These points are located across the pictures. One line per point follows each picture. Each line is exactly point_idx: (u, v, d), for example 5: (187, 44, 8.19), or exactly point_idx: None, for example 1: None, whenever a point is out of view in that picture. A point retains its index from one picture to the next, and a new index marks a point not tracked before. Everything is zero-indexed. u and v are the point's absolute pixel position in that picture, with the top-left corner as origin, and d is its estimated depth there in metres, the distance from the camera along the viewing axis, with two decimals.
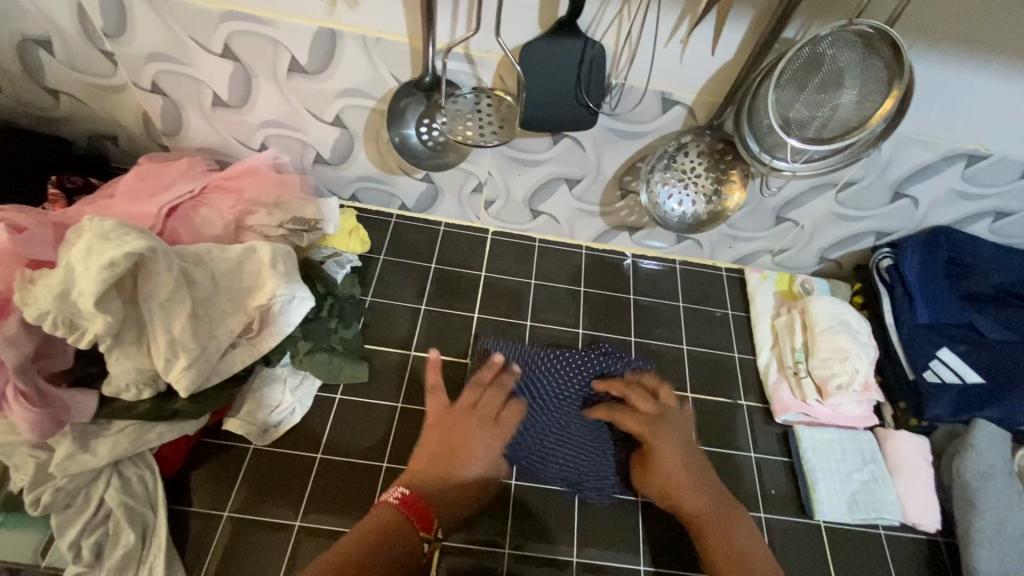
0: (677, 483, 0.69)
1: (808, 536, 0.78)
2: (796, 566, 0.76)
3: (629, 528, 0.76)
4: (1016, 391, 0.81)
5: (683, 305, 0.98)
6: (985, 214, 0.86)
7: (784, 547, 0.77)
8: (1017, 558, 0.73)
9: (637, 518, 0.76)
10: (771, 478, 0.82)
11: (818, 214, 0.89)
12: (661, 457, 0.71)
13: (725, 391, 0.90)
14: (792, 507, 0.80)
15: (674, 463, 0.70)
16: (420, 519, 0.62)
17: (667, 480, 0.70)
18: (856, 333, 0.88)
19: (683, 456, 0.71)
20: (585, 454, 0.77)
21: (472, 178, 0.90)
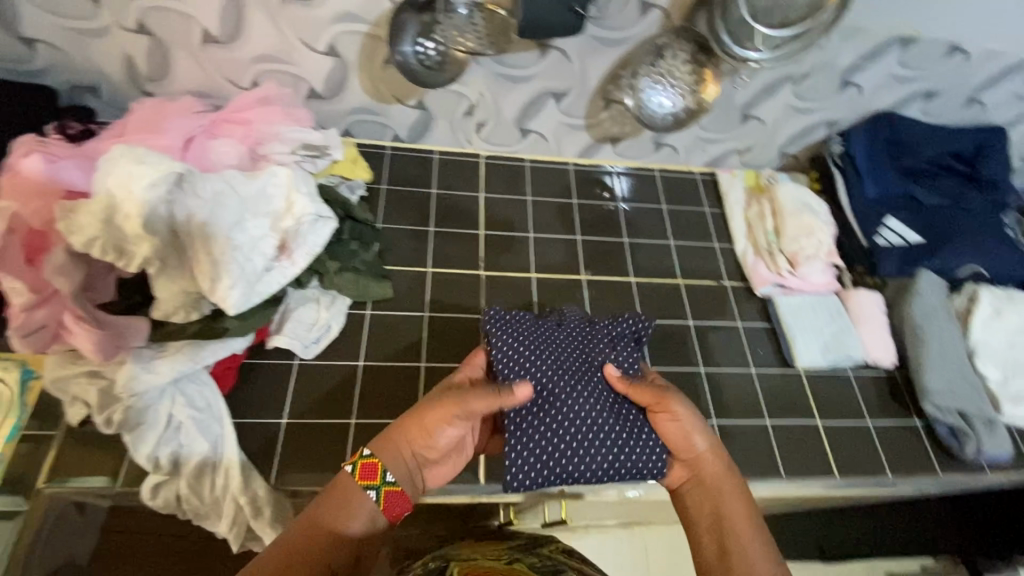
0: (694, 450, 0.70)
1: (791, 382, 0.91)
2: (784, 406, 0.88)
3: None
4: (949, 244, 0.95)
5: (666, 208, 1.07)
6: (917, 97, 0.99)
7: (772, 393, 0.89)
8: (956, 376, 0.88)
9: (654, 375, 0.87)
10: (757, 341, 0.94)
11: (778, 109, 1.00)
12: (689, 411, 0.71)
13: (710, 276, 1.00)
14: (776, 361, 0.93)
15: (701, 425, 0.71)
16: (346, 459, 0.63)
17: (681, 440, 0.70)
18: (817, 211, 1.00)
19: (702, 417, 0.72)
20: (611, 449, 0.69)
21: (464, 101, 0.95)
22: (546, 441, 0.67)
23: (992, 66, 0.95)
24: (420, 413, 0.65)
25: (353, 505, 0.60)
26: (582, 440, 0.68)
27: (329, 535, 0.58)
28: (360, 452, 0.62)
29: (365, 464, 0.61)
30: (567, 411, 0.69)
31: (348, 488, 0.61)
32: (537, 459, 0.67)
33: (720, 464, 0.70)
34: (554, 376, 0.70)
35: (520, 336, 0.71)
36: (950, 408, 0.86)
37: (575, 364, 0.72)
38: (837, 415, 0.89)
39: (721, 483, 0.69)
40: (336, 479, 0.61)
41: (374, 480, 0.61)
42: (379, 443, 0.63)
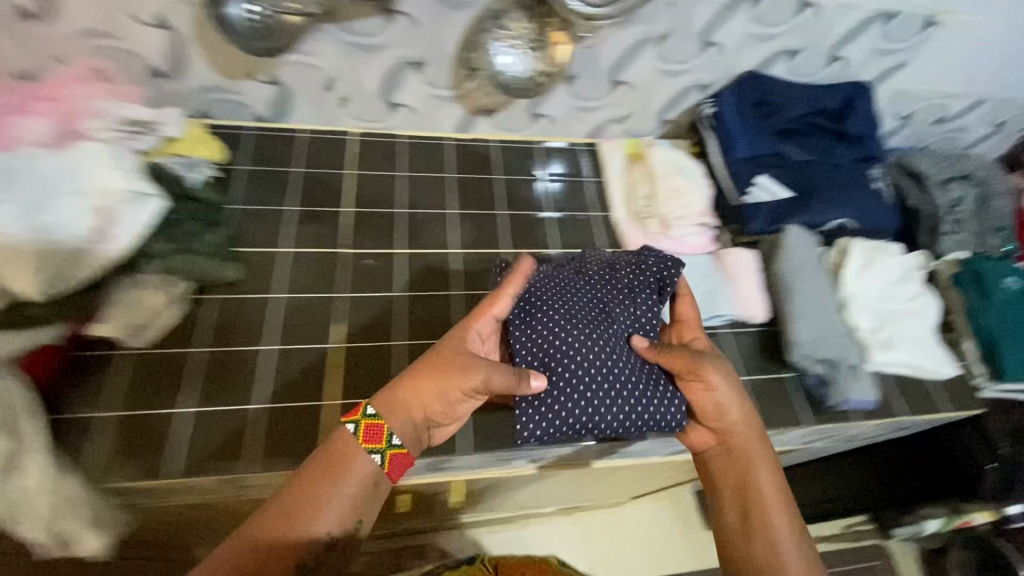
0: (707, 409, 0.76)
1: None
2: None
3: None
4: (815, 198, 0.96)
5: (547, 178, 1.05)
6: (781, 54, 0.99)
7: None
8: (824, 327, 0.88)
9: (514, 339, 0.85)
10: None
11: (646, 73, 0.99)
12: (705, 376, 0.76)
13: (588, 243, 0.99)
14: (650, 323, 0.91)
15: (712, 392, 0.77)
16: (346, 417, 0.66)
17: (705, 404, 0.76)
18: (691, 172, 0.99)
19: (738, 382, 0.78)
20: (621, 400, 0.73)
21: (319, 75, 0.92)
22: (562, 398, 0.71)
23: (847, 19, 0.95)
24: (431, 377, 0.67)
25: (354, 467, 0.63)
26: (611, 389, 0.73)
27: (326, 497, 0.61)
28: (362, 412, 0.65)
29: (368, 425, 0.65)
30: (605, 357, 0.73)
31: (345, 451, 0.64)
32: (553, 409, 0.71)
33: (746, 433, 0.76)
34: (574, 328, 0.74)
35: (551, 290, 0.77)
36: (815, 359, 0.87)
37: (607, 315, 0.77)
38: None
39: (746, 452, 0.76)
40: (334, 440, 0.64)
41: (377, 443, 0.64)
42: (382, 404, 0.66)
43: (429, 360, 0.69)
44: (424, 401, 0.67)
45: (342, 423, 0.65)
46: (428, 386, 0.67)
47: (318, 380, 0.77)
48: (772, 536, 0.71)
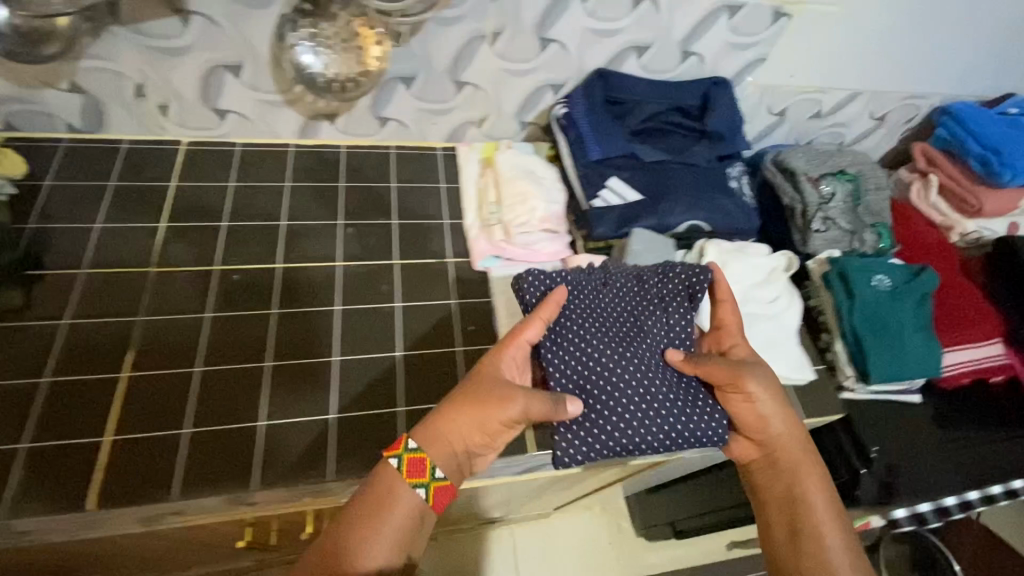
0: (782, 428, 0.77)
1: None
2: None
3: (318, 390, 0.78)
4: (664, 200, 0.92)
5: (395, 185, 0.99)
6: (629, 51, 0.95)
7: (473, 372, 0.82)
8: None
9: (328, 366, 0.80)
10: (473, 316, 0.87)
11: (488, 72, 0.94)
12: (738, 389, 0.77)
13: (432, 252, 0.93)
14: (488, 336, 0.85)
15: (760, 400, 0.77)
16: (389, 451, 0.67)
17: (749, 417, 0.77)
18: (538, 176, 0.96)
19: (771, 399, 0.78)
20: (681, 410, 0.77)
21: (126, 81, 0.86)
22: (591, 421, 0.74)
23: (688, 12, 0.91)
24: (487, 404, 0.68)
25: (402, 496, 0.65)
26: (649, 405, 0.76)
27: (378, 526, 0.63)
28: (404, 447, 0.66)
29: (412, 457, 0.66)
30: (625, 380, 0.76)
31: (390, 481, 0.66)
32: (581, 433, 0.73)
33: (796, 444, 0.78)
34: (608, 345, 0.78)
35: (588, 302, 0.80)
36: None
37: (623, 334, 0.79)
38: None
39: (798, 463, 0.77)
40: (379, 472, 0.66)
41: (421, 477, 0.66)
42: (422, 437, 0.67)
43: (495, 384, 0.69)
44: (458, 436, 0.68)
45: (387, 457, 0.66)
46: (457, 423, 0.67)
47: (99, 411, 0.72)
48: (818, 556, 0.71)
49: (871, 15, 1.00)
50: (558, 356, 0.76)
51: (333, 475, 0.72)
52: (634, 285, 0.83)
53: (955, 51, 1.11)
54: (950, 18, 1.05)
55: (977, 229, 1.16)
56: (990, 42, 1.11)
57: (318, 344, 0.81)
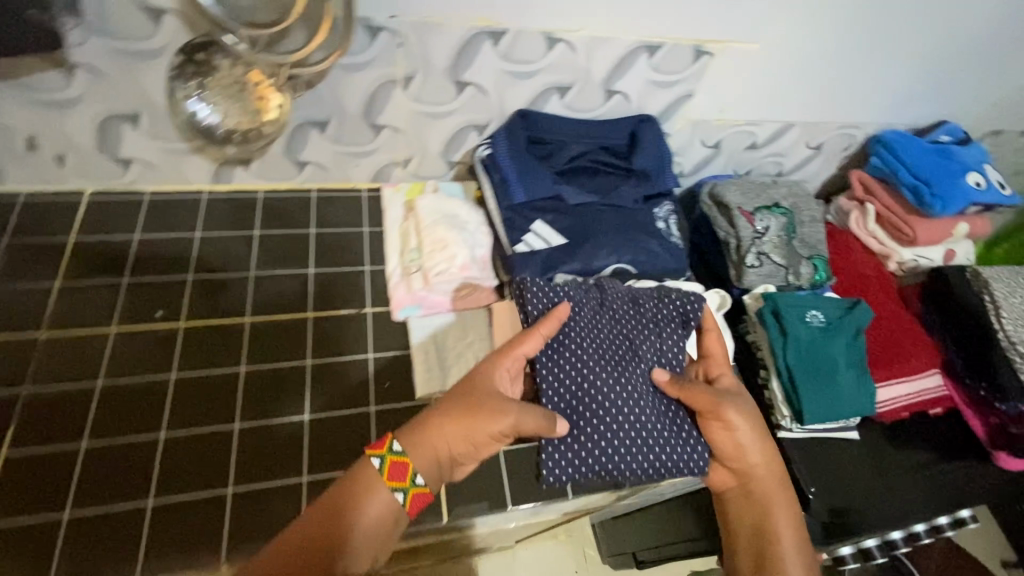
0: (759, 460, 0.78)
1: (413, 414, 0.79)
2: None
3: (214, 461, 0.72)
4: (588, 243, 0.90)
5: (315, 231, 0.95)
6: (550, 91, 0.93)
7: (386, 433, 0.77)
8: None
9: (229, 433, 0.74)
10: (389, 371, 0.83)
11: (405, 115, 0.91)
12: (717, 419, 0.77)
13: (350, 303, 0.89)
14: (404, 394, 0.81)
15: (739, 431, 0.77)
16: (372, 449, 0.66)
17: (728, 447, 0.77)
18: (463, 223, 0.93)
19: (750, 430, 0.78)
20: (665, 434, 0.76)
21: (15, 133, 0.81)
22: (578, 439, 0.72)
23: (607, 52, 0.89)
24: (476, 414, 0.67)
25: (376, 497, 0.64)
26: (637, 427, 0.74)
27: (348, 530, 0.61)
28: (389, 449, 0.66)
29: (394, 462, 0.65)
30: (615, 398, 0.74)
31: (368, 482, 0.64)
32: (567, 451, 0.71)
33: (771, 475, 0.78)
34: (602, 361, 0.76)
35: (586, 319, 0.79)
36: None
37: (617, 352, 0.78)
38: None
39: (770, 495, 0.77)
40: (359, 471, 0.65)
41: (402, 482, 0.65)
42: (410, 442, 0.66)
43: (488, 396, 0.69)
44: (444, 443, 0.67)
45: (369, 457, 0.66)
46: (452, 430, 0.67)
47: None
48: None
49: (797, 48, 0.99)
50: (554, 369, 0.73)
51: (227, 558, 0.66)
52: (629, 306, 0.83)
53: (883, 82, 1.12)
54: (876, 50, 1.05)
55: (914, 258, 1.15)
56: (916, 73, 1.11)
57: (221, 408, 0.76)
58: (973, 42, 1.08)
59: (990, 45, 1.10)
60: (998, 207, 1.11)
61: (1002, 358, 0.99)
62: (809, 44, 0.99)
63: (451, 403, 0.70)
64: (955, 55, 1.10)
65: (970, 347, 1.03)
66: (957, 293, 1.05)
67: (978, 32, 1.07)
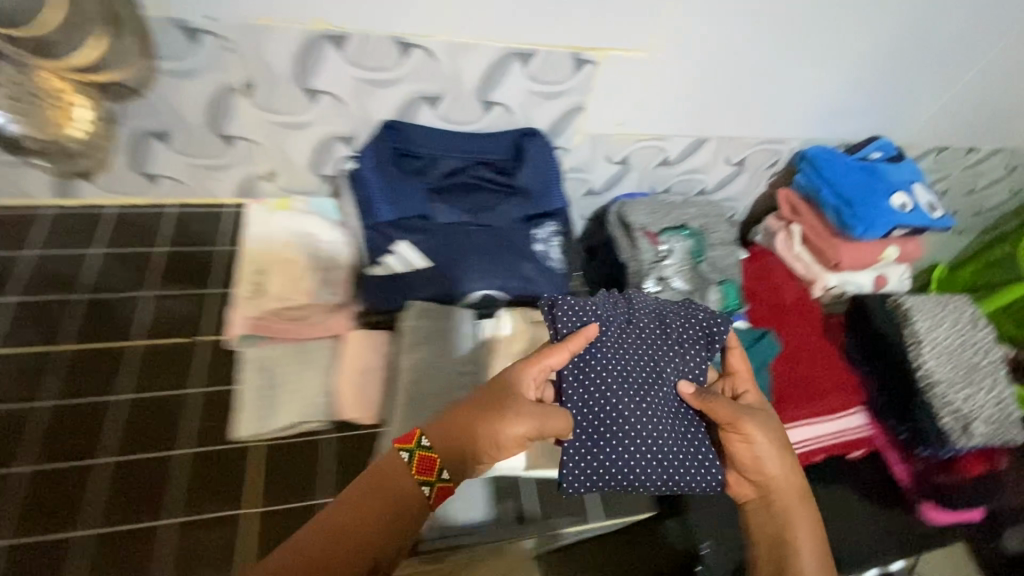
0: (785, 473, 0.70)
1: (228, 456, 0.71)
2: (203, 498, 0.68)
3: None
4: (452, 266, 0.82)
5: (162, 250, 0.89)
6: (419, 101, 0.85)
7: (191, 479, 0.69)
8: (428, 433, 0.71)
9: (18, 476, 0.67)
10: (213, 409, 0.74)
11: (256, 126, 0.83)
12: (745, 432, 0.69)
13: (184, 331, 0.81)
14: (221, 434, 0.72)
15: (762, 443, 0.69)
16: (399, 442, 0.61)
17: (749, 460, 0.69)
18: (317, 241, 0.86)
19: (775, 443, 0.70)
20: (684, 454, 0.69)
21: None
22: (586, 449, 0.65)
23: (474, 59, 0.81)
24: (501, 410, 0.60)
25: (402, 489, 0.59)
26: (654, 443, 0.67)
27: (382, 522, 0.58)
28: (417, 442, 0.60)
29: (422, 455, 0.60)
30: (635, 411, 0.67)
31: (395, 474, 0.60)
32: (581, 467, 0.64)
33: (796, 489, 0.71)
34: (629, 372, 0.69)
35: (612, 325, 0.71)
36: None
37: (641, 363, 0.70)
38: (276, 491, 0.70)
39: (789, 505, 0.70)
40: (384, 463, 0.60)
41: (427, 475, 0.59)
42: (437, 436, 0.60)
43: (516, 394, 0.61)
44: (476, 441, 0.59)
45: (397, 449, 0.61)
46: (452, 438, 0.60)
47: None
48: None
49: (696, 56, 0.91)
50: (570, 376, 0.67)
51: None
52: (652, 320, 0.74)
53: (803, 95, 1.03)
54: (789, 60, 0.96)
55: (841, 284, 1.06)
56: (839, 84, 1.03)
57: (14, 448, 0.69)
58: (899, 51, 0.99)
59: (918, 56, 1.01)
60: (929, 229, 1.01)
61: (923, 398, 0.89)
62: (711, 52, 0.91)
63: (474, 403, 0.62)
64: (881, 65, 1.01)
65: (891, 384, 0.94)
66: (875, 318, 0.96)
67: (903, 41, 0.98)
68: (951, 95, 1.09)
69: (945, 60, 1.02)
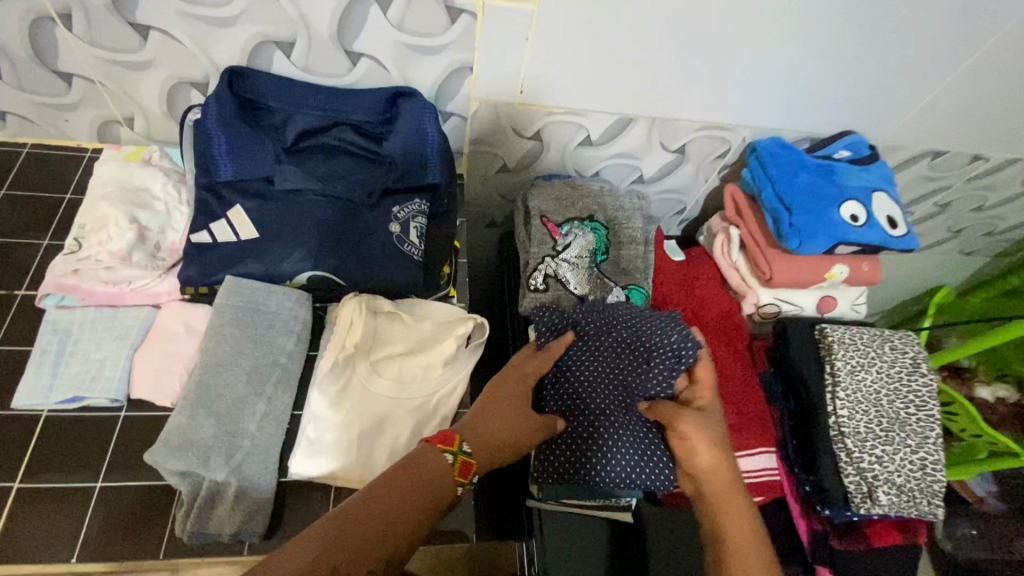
0: (712, 464, 0.62)
1: (6, 425, 0.65)
2: None
3: None
4: (285, 239, 0.73)
5: (3, 193, 0.82)
6: (266, 44, 0.75)
7: None
8: (210, 422, 0.63)
9: None
10: (4, 370, 0.68)
11: (87, 62, 0.75)
12: (677, 423, 0.66)
13: (1, 282, 0.75)
14: (3, 399, 0.66)
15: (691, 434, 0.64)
16: (444, 444, 0.57)
17: (683, 449, 0.66)
18: (152, 200, 0.77)
19: (704, 436, 0.64)
20: (633, 465, 0.71)
21: None
22: (590, 445, 0.71)
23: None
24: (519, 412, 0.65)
25: (438, 490, 0.55)
26: (610, 452, 0.71)
27: (420, 516, 0.53)
28: (461, 447, 0.57)
29: (464, 461, 0.57)
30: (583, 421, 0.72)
31: (438, 476, 0.55)
32: (555, 465, 0.71)
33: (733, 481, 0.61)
34: (585, 384, 0.74)
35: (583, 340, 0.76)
36: (169, 470, 0.61)
37: (608, 375, 0.74)
38: (47, 469, 0.63)
39: (727, 500, 0.60)
40: (427, 459, 0.56)
41: (465, 477, 0.57)
42: (474, 441, 0.59)
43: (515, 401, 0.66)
44: (494, 440, 0.61)
45: (439, 452, 0.57)
46: (496, 430, 0.62)
47: None
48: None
49: (607, 17, 0.76)
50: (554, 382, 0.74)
51: None
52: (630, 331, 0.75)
53: (753, 73, 0.85)
54: (729, 29, 0.79)
55: (775, 301, 0.90)
56: (800, 64, 0.84)
57: None
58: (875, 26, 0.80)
59: (901, 35, 0.81)
60: (883, 249, 0.86)
61: (828, 450, 0.76)
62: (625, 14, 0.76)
63: (497, 406, 0.65)
64: (854, 43, 0.82)
65: (803, 427, 0.79)
66: (789, 351, 0.82)
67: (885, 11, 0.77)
68: (947, 87, 0.89)
69: (938, 41, 0.82)
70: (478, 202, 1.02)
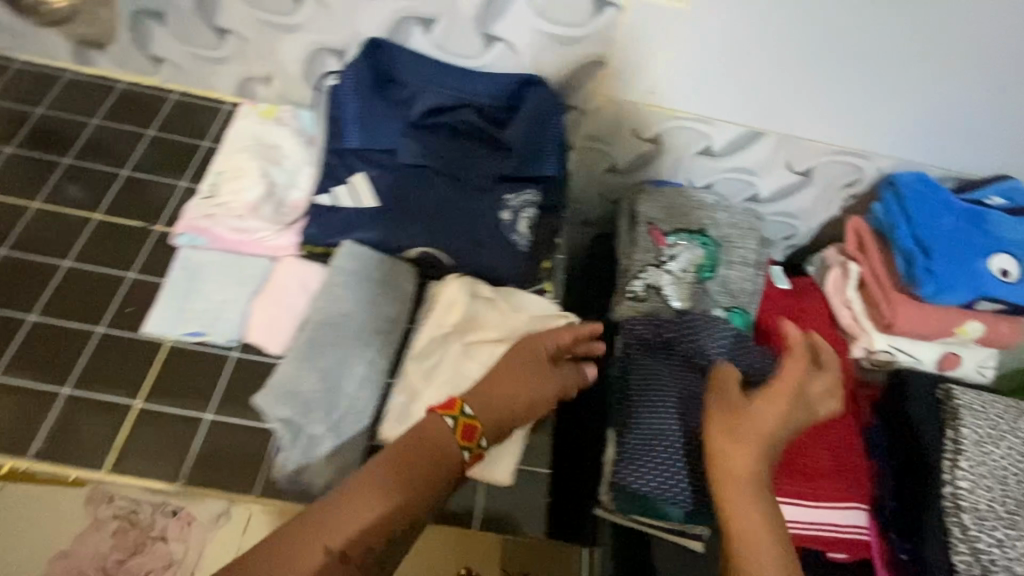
0: (744, 459, 0.58)
1: (135, 349, 0.70)
2: (100, 379, 0.68)
3: None
4: (401, 210, 0.74)
5: (150, 133, 0.88)
6: (409, 21, 0.79)
7: (94, 359, 0.69)
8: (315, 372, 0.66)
9: None
10: (138, 296, 0.74)
11: (246, 21, 0.82)
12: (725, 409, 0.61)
13: (141, 215, 0.80)
14: (135, 324, 0.72)
15: (738, 425, 0.60)
16: (445, 407, 0.60)
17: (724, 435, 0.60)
18: (281, 157, 0.83)
19: (744, 427, 0.59)
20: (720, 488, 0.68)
21: None
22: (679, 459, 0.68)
23: None
24: (533, 381, 0.65)
25: (439, 472, 0.57)
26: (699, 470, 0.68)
27: (429, 497, 0.56)
28: (461, 410, 0.60)
29: (466, 424, 0.59)
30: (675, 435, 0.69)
31: (441, 443, 0.58)
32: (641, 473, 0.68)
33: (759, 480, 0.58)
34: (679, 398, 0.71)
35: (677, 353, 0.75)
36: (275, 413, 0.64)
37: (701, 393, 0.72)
38: (166, 395, 0.68)
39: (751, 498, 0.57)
40: (431, 428, 0.58)
41: (469, 440, 0.59)
42: (478, 403, 0.61)
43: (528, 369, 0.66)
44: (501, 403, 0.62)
45: (440, 416, 0.59)
46: (506, 393, 0.63)
47: None
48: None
49: (745, 21, 0.75)
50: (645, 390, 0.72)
51: None
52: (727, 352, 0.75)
53: (891, 96, 0.81)
54: (872, 46, 0.76)
55: (891, 349, 0.83)
56: (945, 90, 0.80)
57: None
58: None
59: None
60: None
61: (938, 519, 0.70)
62: (765, 20, 0.75)
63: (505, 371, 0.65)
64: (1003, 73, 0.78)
65: (912, 488, 0.74)
66: (911, 406, 0.75)
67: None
68: None
69: None
70: (581, 201, 0.99)
